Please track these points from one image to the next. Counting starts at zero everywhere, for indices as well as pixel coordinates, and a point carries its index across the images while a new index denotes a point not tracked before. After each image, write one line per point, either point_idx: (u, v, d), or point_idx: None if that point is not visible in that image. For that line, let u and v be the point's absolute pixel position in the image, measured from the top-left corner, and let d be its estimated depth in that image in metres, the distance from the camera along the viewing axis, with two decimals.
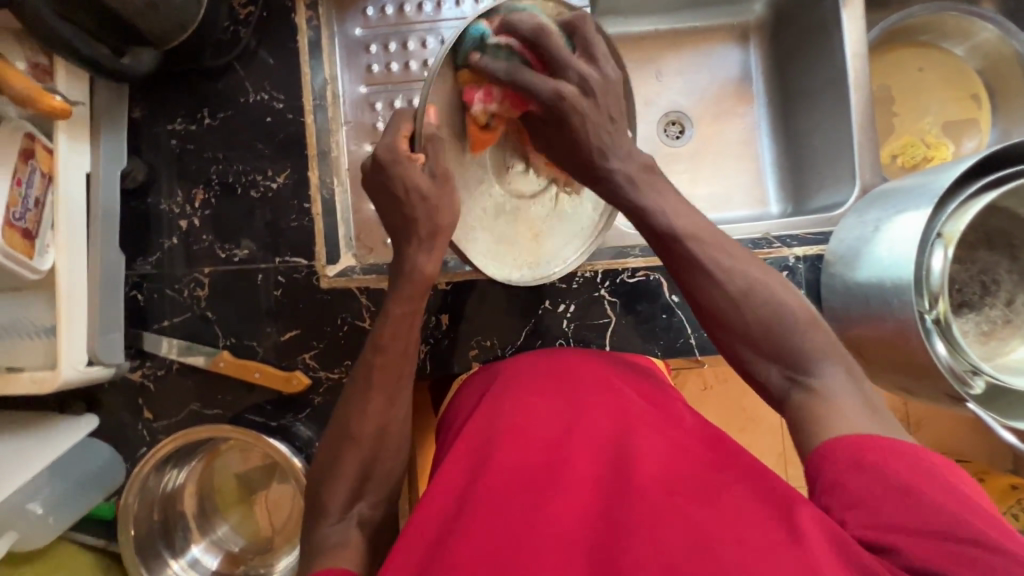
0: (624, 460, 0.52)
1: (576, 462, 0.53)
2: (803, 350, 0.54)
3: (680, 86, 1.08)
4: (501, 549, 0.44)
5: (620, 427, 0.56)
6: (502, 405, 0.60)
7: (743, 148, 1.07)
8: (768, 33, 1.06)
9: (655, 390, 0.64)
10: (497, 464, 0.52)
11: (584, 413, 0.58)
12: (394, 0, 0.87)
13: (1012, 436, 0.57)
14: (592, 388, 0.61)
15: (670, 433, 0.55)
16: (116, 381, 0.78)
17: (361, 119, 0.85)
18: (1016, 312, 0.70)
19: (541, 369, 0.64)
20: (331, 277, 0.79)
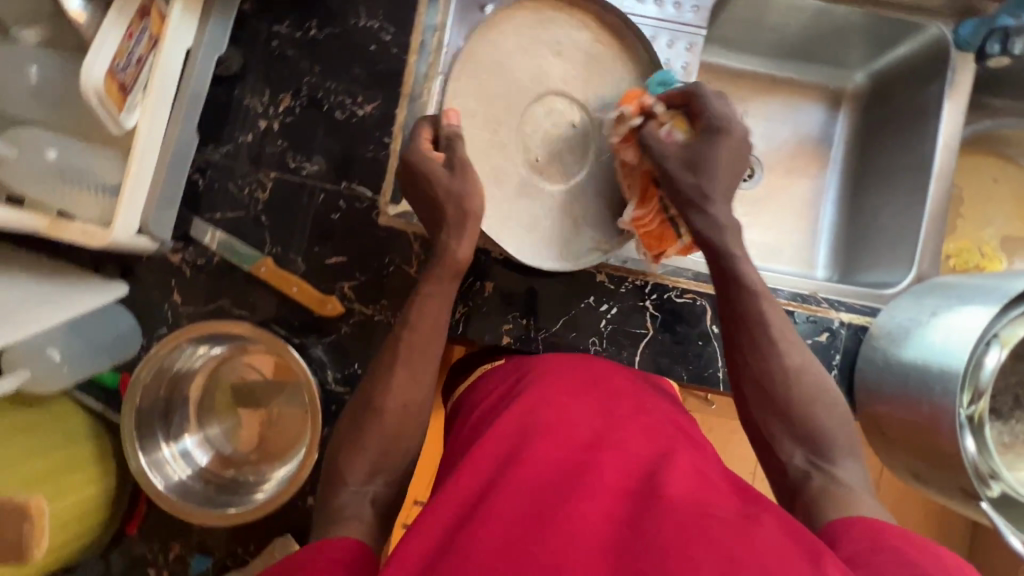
0: (652, 475, 0.53)
1: (605, 466, 0.54)
2: (829, 437, 0.59)
3: (762, 131, 1.08)
4: (526, 539, 0.46)
5: (650, 445, 0.57)
6: (536, 400, 0.62)
7: (805, 208, 1.07)
8: (861, 104, 1.06)
9: (683, 419, 0.66)
10: (531, 457, 0.54)
11: (615, 425, 0.59)
12: None
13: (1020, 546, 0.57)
14: (624, 404, 0.63)
15: (694, 461, 0.57)
16: (154, 257, 0.78)
17: None
18: None
19: (577, 377, 0.66)
20: (390, 216, 0.79)
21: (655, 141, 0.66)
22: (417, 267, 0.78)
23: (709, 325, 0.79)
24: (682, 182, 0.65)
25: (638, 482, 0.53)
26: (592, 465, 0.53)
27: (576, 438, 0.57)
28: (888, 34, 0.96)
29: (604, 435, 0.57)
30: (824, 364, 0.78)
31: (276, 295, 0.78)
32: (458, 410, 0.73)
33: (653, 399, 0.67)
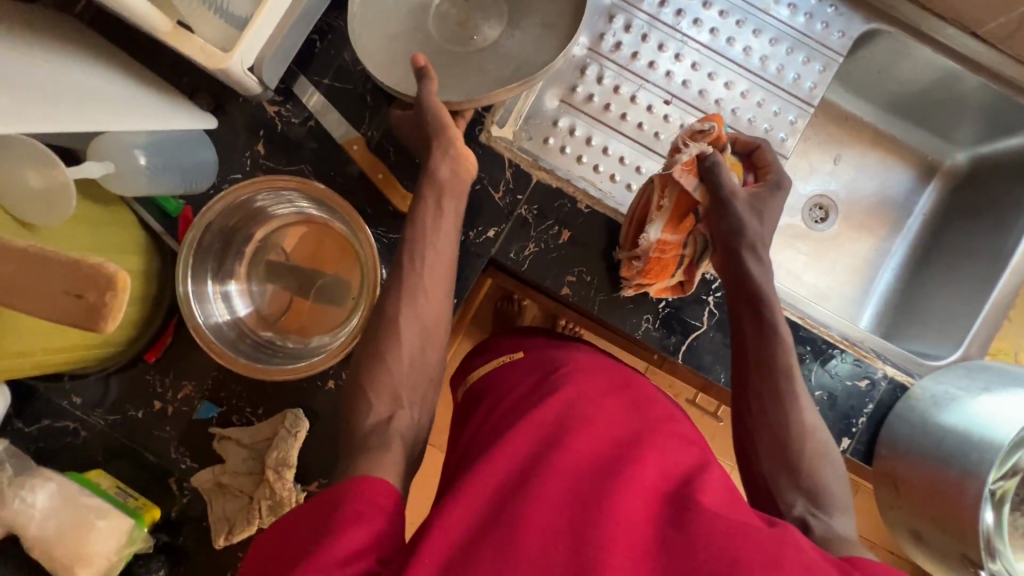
0: (685, 484, 0.48)
1: (640, 466, 0.49)
2: (827, 487, 0.56)
3: (849, 179, 1.09)
4: (563, 538, 0.43)
5: (686, 453, 0.54)
6: (570, 390, 0.58)
7: (867, 265, 1.08)
8: (952, 184, 1.07)
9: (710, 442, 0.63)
10: (568, 453, 0.50)
11: (652, 426, 0.56)
12: None
13: None
14: (659, 410, 0.60)
15: (723, 475, 0.53)
16: (251, 102, 0.77)
17: (593, 25, 0.87)
18: None
19: (613, 377, 0.63)
20: (492, 136, 0.79)
21: (730, 176, 0.64)
22: (502, 194, 0.78)
23: None
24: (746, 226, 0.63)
25: (673, 489, 0.48)
26: (627, 464, 0.49)
27: (612, 438, 0.53)
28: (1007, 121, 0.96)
29: (638, 437, 0.53)
30: (856, 408, 0.79)
31: (357, 177, 0.77)
32: (475, 391, 0.70)
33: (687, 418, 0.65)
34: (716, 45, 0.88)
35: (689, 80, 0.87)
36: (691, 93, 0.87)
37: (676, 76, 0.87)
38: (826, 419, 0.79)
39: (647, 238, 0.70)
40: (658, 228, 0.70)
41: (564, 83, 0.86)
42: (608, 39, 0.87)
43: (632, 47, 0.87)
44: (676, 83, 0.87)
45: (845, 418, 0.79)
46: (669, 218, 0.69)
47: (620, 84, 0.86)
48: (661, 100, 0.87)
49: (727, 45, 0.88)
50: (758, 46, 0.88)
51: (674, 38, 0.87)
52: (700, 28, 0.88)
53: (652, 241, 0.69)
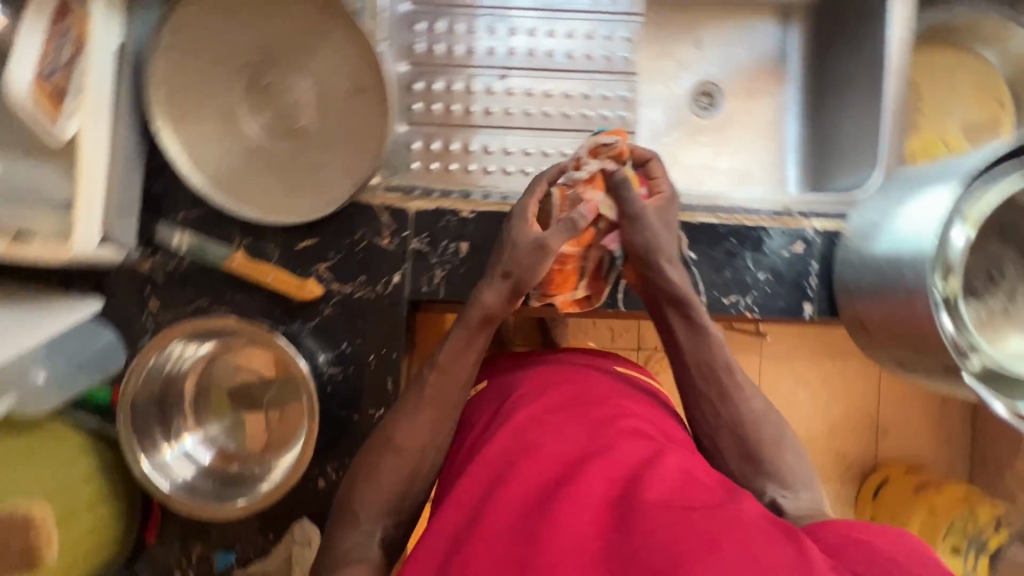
0: (634, 480, 0.51)
1: (585, 473, 0.52)
2: (790, 468, 0.61)
3: (717, 56, 1.07)
4: (511, 565, 0.46)
5: (637, 447, 0.56)
6: (519, 420, 0.61)
7: (770, 128, 1.07)
8: (812, 16, 1.06)
9: (675, 426, 0.65)
10: (513, 481, 0.54)
11: (602, 430, 0.58)
12: None
13: (1003, 409, 0.59)
14: (609, 411, 0.62)
15: (681, 458, 0.55)
16: (121, 267, 0.77)
17: (400, 38, 0.85)
18: (1016, 306, 0.73)
19: (564, 392, 0.65)
20: None
21: (632, 192, 0.67)
22: (389, 238, 0.78)
23: (686, 252, 0.79)
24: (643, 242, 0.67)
25: (621, 489, 0.50)
26: (571, 476, 0.52)
27: (559, 454, 0.56)
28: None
29: (585, 445, 0.56)
30: (802, 272, 0.79)
31: (252, 288, 0.78)
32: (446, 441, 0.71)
33: (648, 406, 0.67)
34: (523, 2, 0.86)
35: (513, 47, 0.87)
36: (520, 59, 0.87)
37: (499, 50, 0.87)
38: (780, 296, 0.80)
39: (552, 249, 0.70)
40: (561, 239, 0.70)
41: (401, 107, 0.85)
42: (420, 45, 0.85)
43: (446, 43, 0.86)
44: (503, 56, 0.87)
45: (798, 285, 0.79)
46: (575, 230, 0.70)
47: (452, 83, 0.86)
48: (497, 79, 0.87)
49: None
50: None
51: (480, 14, 0.86)
52: None
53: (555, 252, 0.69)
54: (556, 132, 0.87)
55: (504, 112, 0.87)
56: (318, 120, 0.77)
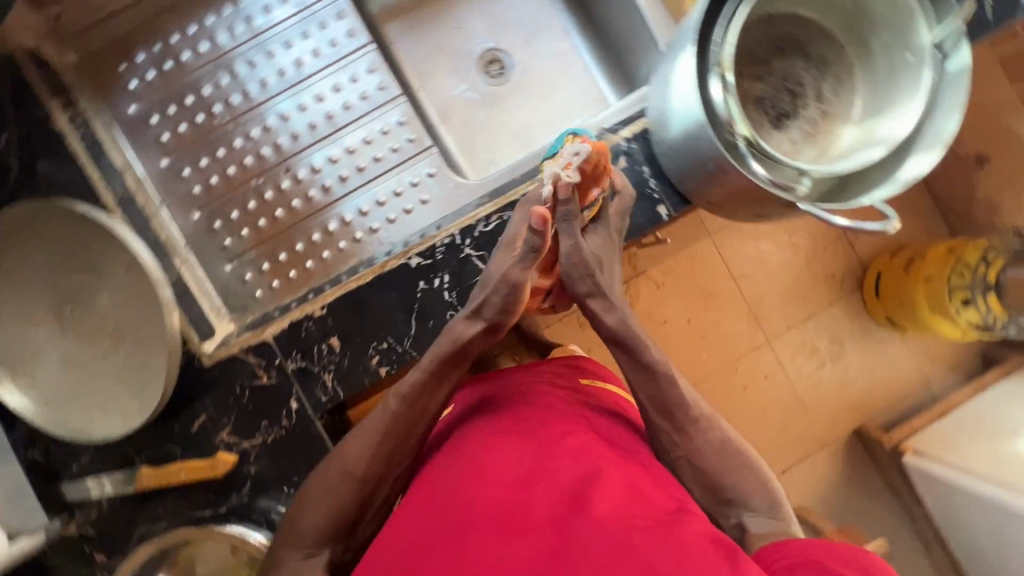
0: (583, 502, 0.55)
1: (534, 501, 0.56)
2: (745, 490, 0.64)
3: (483, 26, 1.06)
4: None
5: (581, 463, 0.59)
6: (463, 449, 0.63)
7: (565, 60, 1.06)
8: None
9: (624, 429, 0.69)
10: (460, 508, 0.56)
11: (548, 447, 0.61)
12: (154, 64, 0.84)
13: (843, 219, 0.59)
14: (554, 424, 0.64)
15: (628, 470, 0.60)
16: (51, 545, 0.76)
17: (175, 191, 0.84)
18: (828, 104, 0.74)
19: (508, 410, 0.67)
20: (212, 352, 0.78)
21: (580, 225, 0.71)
22: (265, 374, 0.78)
23: None
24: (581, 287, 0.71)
25: (570, 510, 0.54)
26: (521, 504, 0.56)
27: (508, 477, 0.58)
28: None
29: (534, 468, 0.59)
30: (640, 182, 0.79)
31: (176, 491, 0.77)
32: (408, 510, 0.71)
33: (594, 407, 0.70)
34: (261, 95, 0.85)
35: (278, 139, 0.85)
36: (290, 146, 0.85)
37: (268, 150, 0.85)
38: (634, 215, 0.79)
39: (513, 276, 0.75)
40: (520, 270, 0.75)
41: (214, 250, 0.85)
42: (197, 186, 0.84)
43: (218, 171, 0.85)
44: (274, 153, 0.85)
45: (643, 195, 0.79)
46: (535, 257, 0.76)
47: (246, 202, 0.85)
48: (281, 175, 0.85)
49: (266, 86, 0.85)
50: (285, 59, 0.85)
51: (232, 128, 0.85)
52: (237, 98, 0.85)
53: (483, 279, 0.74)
54: (361, 189, 0.86)
55: (305, 199, 0.85)
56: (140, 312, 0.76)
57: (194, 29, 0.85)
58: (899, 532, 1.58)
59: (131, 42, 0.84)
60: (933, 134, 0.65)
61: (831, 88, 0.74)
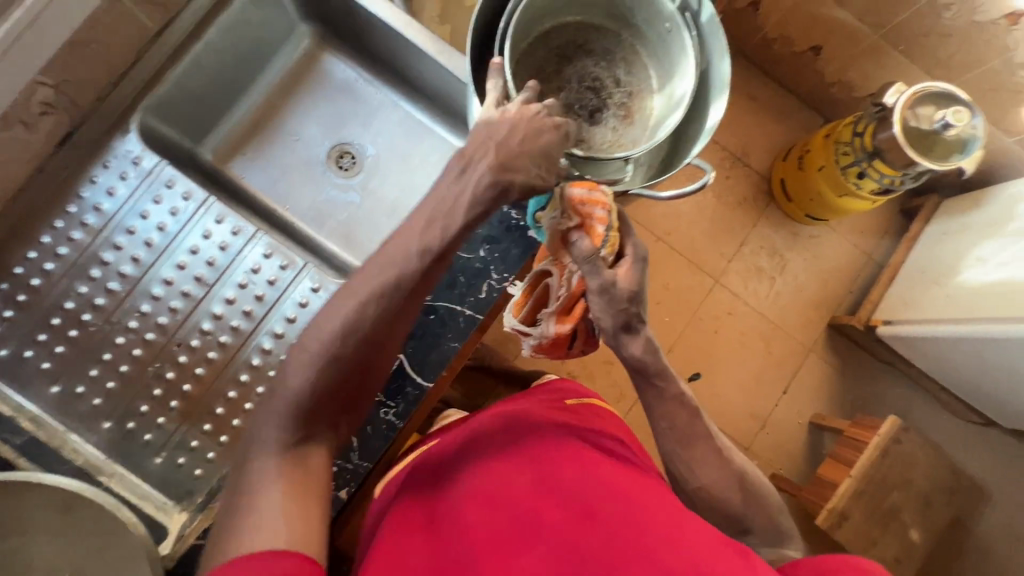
0: (592, 510, 0.61)
1: (545, 513, 0.61)
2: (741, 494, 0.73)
3: (317, 130, 1.05)
4: None
5: (581, 477, 0.66)
6: (468, 480, 0.68)
7: (408, 131, 1.07)
8: (332, 40, 1.04)
9: (609, 438, 0.77)
10: (475, 527, 0.61)
11: (548, 466, 0.67)
12: (6, 302, 0.83)
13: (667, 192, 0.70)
14: (551, 445, 0.71)
15: (625, 480, 0.67)
16: None
17: (78, 412, 0.83)
18: (627, 86, 0.79)
19: (504, 439, 0.73)
20: (170, 548, 0.77)
21: (595, 268, 0.64)
22: None
23: None
24: (609, 322, 0.68)
25: (580, 517, 0.61)
26: (533, 517, 0.61)
27: (518, 494, 0.64)
28: (267, 15, 0.97)
29: (541, 484, 0.65)
30: (504, 216, 0.82)
31: None
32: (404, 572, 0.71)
33: (580, 423, 0.78)
34: (126, 287, 0.86)
35: (158, 320, 0.86)
36: (171, 321, 0.86)
37: (152, 333, 0.86)
38: (510, 248, 0.83)
39: (544, 326, 0.75)
40: (551, 320, 0.74)
41: (139, 449, 0.83)
42: (97, 398, 0.83)
43: (113, 374, 0.84)
44: (160, 334, 0.86)
45: (511, 227, 0.83)
46: (561, 312, 0.73)
47: (152, 390, 0.85)
48: (175, 351, 0.86)
49: (126, 276, 0.86)
50: (134, 245, 0.87)
51: (108, 329, 0.85)
52: (102, 299, 0.85)
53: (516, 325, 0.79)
54: (257, 333, 0.87)
55: (207, 363, 0.86)
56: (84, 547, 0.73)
57: (33, 252, 0.84)
58: (884, 385, 1.79)
59: None
60: (716, 80, 0.73)
61: (623, 70, 0.79)
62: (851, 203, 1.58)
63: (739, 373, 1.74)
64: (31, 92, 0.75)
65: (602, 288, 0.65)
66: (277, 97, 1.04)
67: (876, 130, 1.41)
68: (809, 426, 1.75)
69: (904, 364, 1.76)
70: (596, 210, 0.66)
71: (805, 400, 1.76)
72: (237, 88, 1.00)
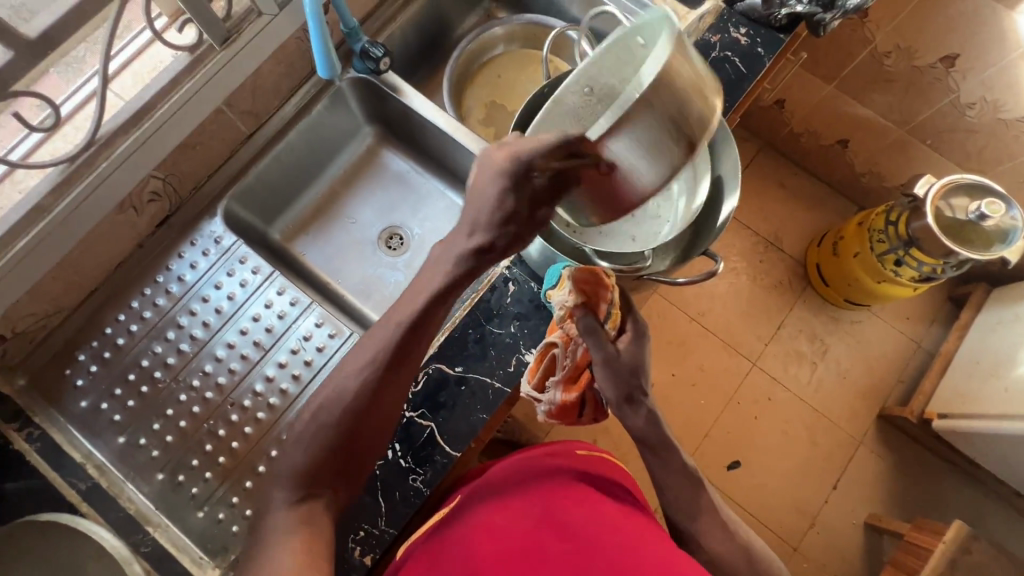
0: (592, 544, 0.68)
1: (549, 546, 0.68)
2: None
3: (372, 214, 1.18)
4: None
5: (579, 515, 0.73)
6: (475, 515, 0.75)
7: (451, 215, 1.18)
8: (390, 138, 1.20)
9: (606, 483, 0.83)
10: (481, 553, 0.68)
11: (550, 505, 0.74)
12: (93, 358, 0.95)
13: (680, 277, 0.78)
14: (552, 486, 0.78)
15: (622, 519, 0.74)
16: None
17: (137, 462, 0.90)
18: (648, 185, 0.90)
19: (508, 481, 0.80)
20: None
21: (602, 339, 0.76)
22: None
23: (453, 370, 0.86)
24: (613, 394, 0.77)
25: (582, 552, 0.67)
26: (537, 548, 0.68)
27: (523, 531, 0.71)
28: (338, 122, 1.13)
29: (546, 519, 0.72)
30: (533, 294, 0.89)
31: None
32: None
33: (580, 466, 0.84)
34: (194, 348, 0.96)
35: (217, 380, 0.95)
36: (229, 381, 0.95)
37: (211, 392, 0.94)
38: (539, 324, 0.89)
39: (555, 392, 0.83)
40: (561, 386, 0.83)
41: (184, 502, 0.89)
42: (155, 450, 0.91)
43: (172, 428, 0.92)
44: (217, 393, 0.94)
45: (540, 307, 0.89)
46: (569, 378, 0.83)
47: (204, 446, 0.92)
48: (229, 410, 0.94)
49: (195, 338, 0.97)
50: (206, 311, 0.98)
51: (174, 386, 0.94)
52: (173, 359, 0.95)
53: (528, 392, 0.85)
54: (302, 395, 0.95)
55: (255, 422, 0.93)
56: None
57: (122, 315, 0.97)
58: (946, 486, 1.65)
59: (70, 346, 0.95)
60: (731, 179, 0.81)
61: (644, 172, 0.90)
62: (893, 288, 1.57)
63: (782, 461, 1.66)
64: (144, 184, 0.92)
65: (609, 359, 0.76)
66: (339, 185, 1.18)
67: (909, 220, 1.42)
68: (865, 528, 1.61)
69: (966, 463, 1.64)
70: (603, 293, 0.79)
71: (858, 497, 1.64)
72: (307, 178, 1.16)
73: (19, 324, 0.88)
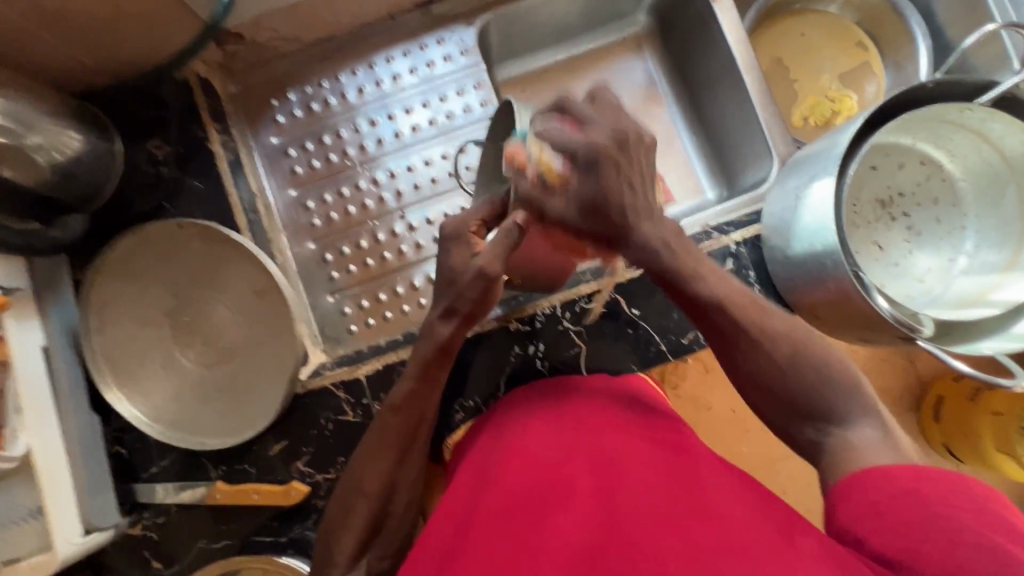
0: (628, 481, 0.57)
1: (580, 480, 0.58)
2: None
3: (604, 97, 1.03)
4: (518, 556, 0.53)
5: (615, 448, 0.61)
6: (505, 434, 0.66)
7: (665, 146, 1.03)
8: (659, 38, 1.03)
9: (662, 418, 0.68)
10: (504, 484, 0.59)
11: (586, 435, 0.63)
12: (300, 102, 0.92)
13: (964, 365, 0.62)
14: (592, 413, 0.66)
15: (669, 448, 0.62)
16: (116, 540, 0.77)
17: (297, 221, 0.90)
18: (924, 243, 0.79)
19: (538, 401, 0.69)
20: (306, 379, 0.80)
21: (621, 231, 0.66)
22: (352, 412, 0.79)
23: (629, 310, 0.80)
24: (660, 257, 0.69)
25: (612, 486, 0.57)
26: (563, 481, 0.58)
27: (551, 456, 0.61)
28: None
29: (578, 448, 0.61)
30: (746, 285, 0.78)
31: (242, 511, 0.77)
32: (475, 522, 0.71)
33: (629, 399, 0.69)
34: (391, 145, 0.93)
35: (399, 188, 0.92)
36: (407, 193, 0.92)
37: (389, 196, 0.91)
38: None
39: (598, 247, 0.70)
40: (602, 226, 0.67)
41: (321, 281, 0.89)
42: (317, 219, 0.90)
43: (339, 208, 0.91)
44: (393, 199, 0.91)
45: None
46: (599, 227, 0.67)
47: (359, 241, 0.90)
48: (395, 219, 0.91)
49: (398, 137, 0.93)
50: (418, 115, 0.93)
51: (358, 170, 0.92)
52: (367, 145, 0.92)
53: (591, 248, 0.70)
54: None
55: (412, 245, 0.90)
56: (247, 332, 0.80)
57: (342, 78, 0.93)
58: None
59: (283, 80, 0.92)
60: None
61: (930, 229, 0.79)
62: None
63: None
64: None
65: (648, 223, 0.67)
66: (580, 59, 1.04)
67: None
68: None
69: None
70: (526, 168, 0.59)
71: None
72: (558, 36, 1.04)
73: (260, 33, 0.85)
